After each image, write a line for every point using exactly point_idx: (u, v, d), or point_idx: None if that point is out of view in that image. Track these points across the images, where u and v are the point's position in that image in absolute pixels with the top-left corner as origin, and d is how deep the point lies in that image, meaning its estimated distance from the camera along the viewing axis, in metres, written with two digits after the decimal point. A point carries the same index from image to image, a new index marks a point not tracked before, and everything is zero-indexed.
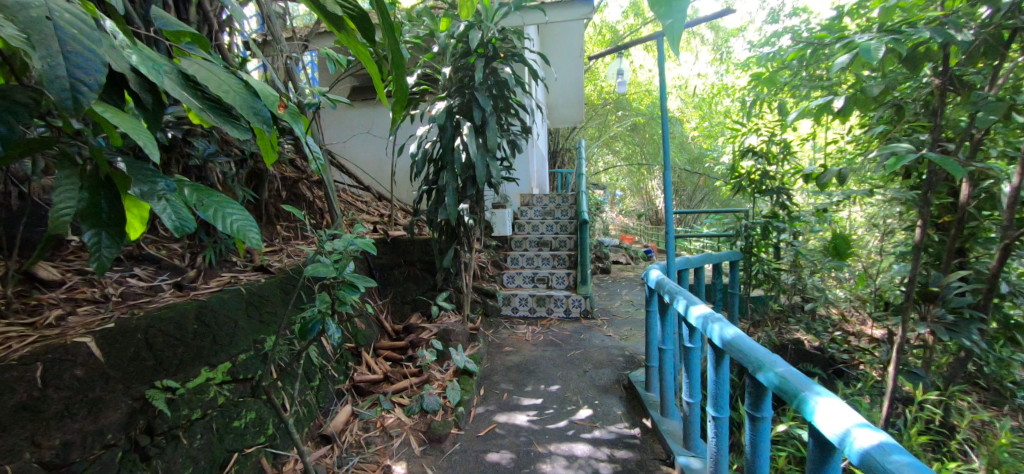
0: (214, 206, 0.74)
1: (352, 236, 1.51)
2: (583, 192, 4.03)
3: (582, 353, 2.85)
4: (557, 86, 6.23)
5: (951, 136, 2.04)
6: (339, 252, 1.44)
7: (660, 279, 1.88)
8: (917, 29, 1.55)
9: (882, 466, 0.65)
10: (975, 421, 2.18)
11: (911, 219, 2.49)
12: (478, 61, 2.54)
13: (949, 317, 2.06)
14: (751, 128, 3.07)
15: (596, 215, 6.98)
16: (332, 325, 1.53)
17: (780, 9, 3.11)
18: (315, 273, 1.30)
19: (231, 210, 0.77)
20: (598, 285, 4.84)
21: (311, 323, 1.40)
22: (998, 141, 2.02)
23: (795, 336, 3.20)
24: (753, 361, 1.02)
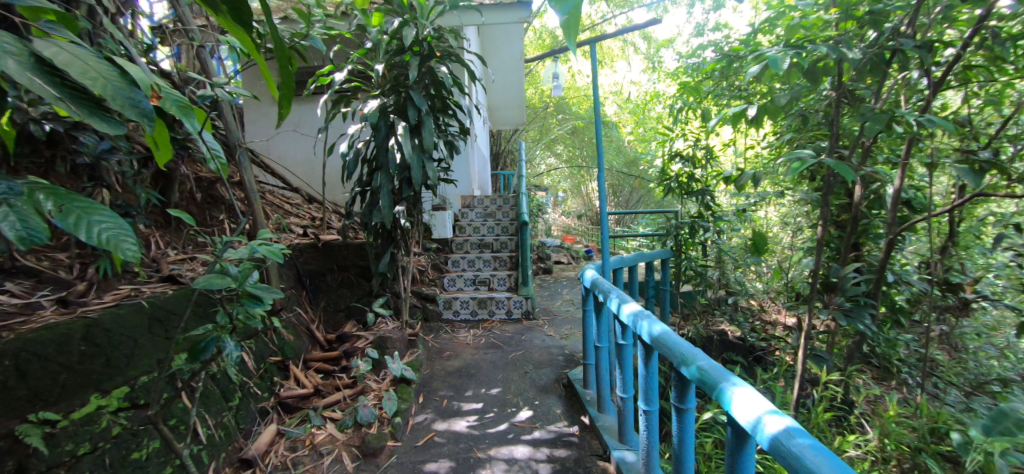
0: (75, 213, 0.67)
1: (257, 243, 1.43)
2: (523, 193, 4.05)
3: (523, 354, 2.86)
4: (497, 89, 6.25)
5: (847, 144, 2.28)
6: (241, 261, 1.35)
7: (595, 278, 1.91)
8: (815, 46, 1.70)
9: (788, 450, 0.70)
10: (871, 396, 2.44)
11: (816, 218, 2.75)
12: (412, 59, 2.48)
13: (847, 304, 2.28)
14: (679, 134, 3.25)
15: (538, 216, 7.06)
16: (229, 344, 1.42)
17: (706, 23, 3.31)
18: (208, 286, 1.18)
19: (98, 218, 0.68)
20: (540, 285, 4.90)
21: (205, 342, 1.28)
22: (884, 149, 2.29)
23: (720, 327, 3.42)
24: (678, 356, 1.07)
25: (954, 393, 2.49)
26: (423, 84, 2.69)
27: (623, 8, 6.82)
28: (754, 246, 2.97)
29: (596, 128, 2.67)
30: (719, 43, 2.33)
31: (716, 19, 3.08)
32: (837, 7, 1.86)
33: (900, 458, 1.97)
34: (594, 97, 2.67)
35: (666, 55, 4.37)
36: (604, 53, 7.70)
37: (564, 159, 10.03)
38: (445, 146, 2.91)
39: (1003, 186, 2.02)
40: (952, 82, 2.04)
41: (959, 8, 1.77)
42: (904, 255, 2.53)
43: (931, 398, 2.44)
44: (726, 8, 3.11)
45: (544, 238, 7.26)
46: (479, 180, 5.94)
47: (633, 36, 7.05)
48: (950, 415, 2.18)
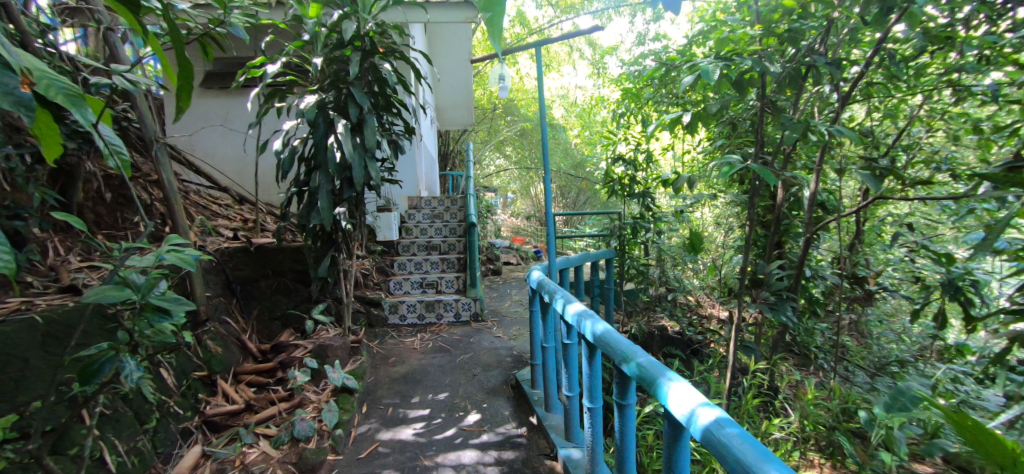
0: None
1: (165, 249, 1.33)
2: (471, 193, 4.02)
3: (471, 357, 2.84)
4: (443, 88, 6.19)
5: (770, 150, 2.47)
6: (147, 269, 1.27)
7: (541, 279, 1.92)
8: (742, 59, 1.82)
9: (719, 439, 0.73)
10: (793, 381, 2.65)
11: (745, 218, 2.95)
12: (353, 54, 2.38)
13: (772, 298, 2.45)
14: (622, 138, 3.37)
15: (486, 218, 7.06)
16: (131, 362, 1.32)
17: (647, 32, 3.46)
18: (101, 300, 1.11)
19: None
20: (489, 286, 4.89)
21: (99, 361, 1.19)
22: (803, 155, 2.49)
23: (661, 322, 3.57)
24: (619, 353, 1.09)
25: (862, 374, 2.76)
26: (366, 80, 2.60)
27: (569, 14, 6.96)
28: (692, 245, 3.13)
29: (542, 130, 2.69)
30: (658, 53, 2.44)
31: (656, 29, 3.22)
32: (761, 24, 1.99)
33: (817, 437, 2.16)
34: (539, 100, 2.70)
35: (610, 61, 4.51)
36: (551, 57, 7.81)
37: (512, 161, 10.10)
38: (389, 145, 2.82)
39: (899, 189, 2.26)
40: (857, 96, 2.26)
41: (862, 30, 1.96)
42: (820, 252, 2.77)
43: (843, 380, 2.69)
44: (664, 19, 3.26)
45: (494, 240, 7.28)
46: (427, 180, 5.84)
47: (578, 42, 7.22)
48: (858, 395, 2.41)
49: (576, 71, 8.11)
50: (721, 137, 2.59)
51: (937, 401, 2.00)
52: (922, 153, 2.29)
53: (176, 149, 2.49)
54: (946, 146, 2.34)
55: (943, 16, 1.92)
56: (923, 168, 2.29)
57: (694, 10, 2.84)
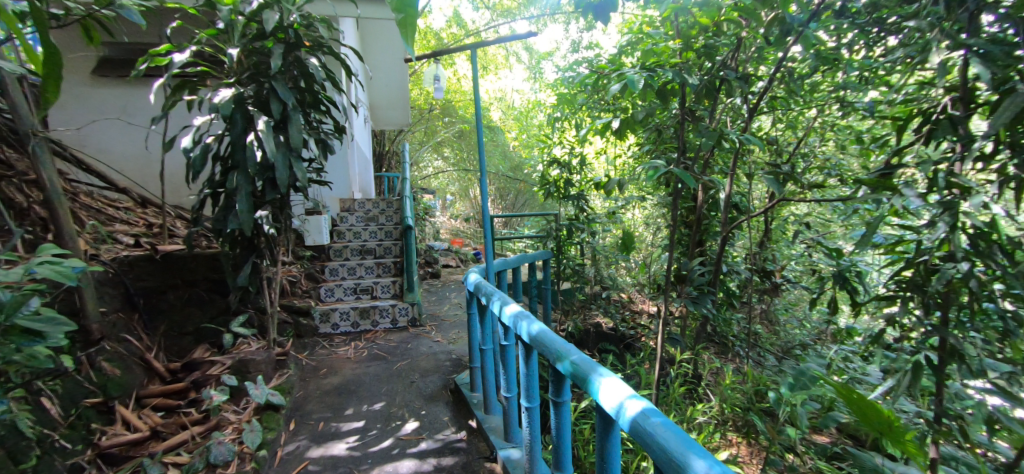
0: None
1: (39, 261, 1.17)
2: (408, 195, 3.91)
3: (409, 363, 2.76)
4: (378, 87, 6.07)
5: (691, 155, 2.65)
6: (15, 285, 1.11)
7: (478, 281, 1.91)
8: (663, 70, 1.94)
9: (645, 430, 0.76)
10: (714, 369, 2.86)
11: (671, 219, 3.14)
12: (275, 46, 2.23)
13: (695, 293, 2.63)
14: (557, 141, 3.44)
15: (425, 220, 6.95)
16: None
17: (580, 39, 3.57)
18: None
19: None
20: (428, 290, 4.81)
21: None
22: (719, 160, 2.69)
23: (596, 320, 3.70)
24: (554, 352, 1.11)
25: (772, 359, 3.04)
26: (290, 75, 2.45)
27: (505, 18, 7.03)
28: (624, 244, 3.27)
29: (477, 132, 2.66)
30: (589, 61, 2.52)
31: (588, 38, 3.33)
32: (681, 38, 2.12)
33: (735, 418, 2.35)
34: (476, 102, 2.70)
35: (545, 66, 4.61)
36: (490, 60, 7.95)
37: (449, 163, 10.02)
38: (316, 144, 2.67)
39: (800, 192, 2.52)
40: (764, 107, 2.49)
41: (767, 48, 2.16)
42: (737, 248, 3.01)
43: (757, 365, 2.95)
44: (597, 29, 3.39)
45: (432, 242, 7.20)
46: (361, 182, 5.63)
47: (515, 47, 7.31)
48: (769, 378, 2.66)
49: (512, 75, 8.19)
50: (647, 142, 2.73)
51: (832, 379, 2.26)
52: (816, 161, 2.59)
53: (60, 144, 2.20)
54: (836, 154, 2.64)
55: (833, 40, 2.16)
56: (818, 173, 2.57)
57: (622, 20, 2.98)
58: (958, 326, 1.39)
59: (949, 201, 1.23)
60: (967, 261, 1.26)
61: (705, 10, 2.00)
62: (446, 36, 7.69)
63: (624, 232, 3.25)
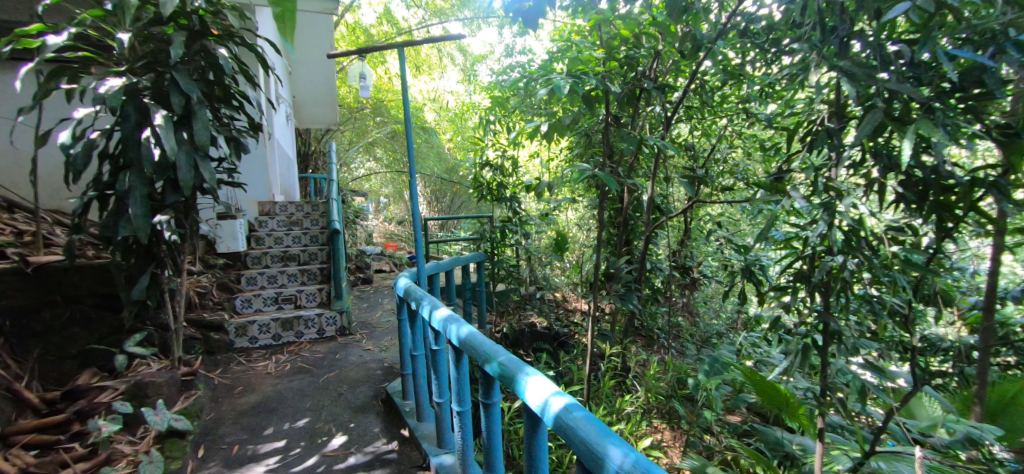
0: None
1: None
2: (335, 199, 3.69)
3: (336, 375, 2.63)
4: (302, 82, 5.80)
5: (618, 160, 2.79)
6: None
7: (408, 285, 1.86)
8: (587, 77, 2.00)
9: (568, 425, 0.78)
10: (641, 361, 3.02)
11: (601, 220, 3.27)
12: (177, 33, 2.03)
13: (622, 290, 2.76)
14: (489, 143, 3.43)
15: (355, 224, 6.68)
16: None
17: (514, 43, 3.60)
18: None
19: None
20: (359, 296, 4.62)
21: None
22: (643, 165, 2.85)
23: (530, 319, 3.77)
24: (482, 354, 1.11)
25: (692, 348, 3.28)
26: (195, 65, 2.24)
27: (437, 18, 6.92)
28: (557, 245, 3.36)
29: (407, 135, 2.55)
30: (521, 65, 2.55)
31: (521, 43, 3.37)
32: (605, 48, 2.22)
33: (659, 406, 2.51)
34: (403, 101, 2.58)
35: (480, 68, 4.55)
36: (422, 60, 7.63)
37: (379, 164, 9.69)
38: (227, 142, 2.46)
39: (715, 194, 2.74)
40: (681, 117, 2.68)
41: (682, 62, 2.34)
42: (660, 247, 3.19)
43: (679, 355, 3.16)
44: (529, 34, 3.44)
45: (362, 246, 6.92)
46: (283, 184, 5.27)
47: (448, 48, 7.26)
48: (689, 366, 2.86)
49: (446, 75, 8.12)
50: (577, 146, 2.82)
51: (742, 364, 2.47)
52: (726, 166, 2.89)
53: None
54: (745, 160, 2.89)
55: (739, 57, 2.37)
56: (729, 177, 2.81)
57: (554, 27, 3.03)
58: (840, 312, 1.59)
59: (826, 202, 1.41)
60: (844, 254, 1.44)
61: (625, 23, 2.12)
62: (377, 33, 7.23)
63: (557, 234, 3.35)
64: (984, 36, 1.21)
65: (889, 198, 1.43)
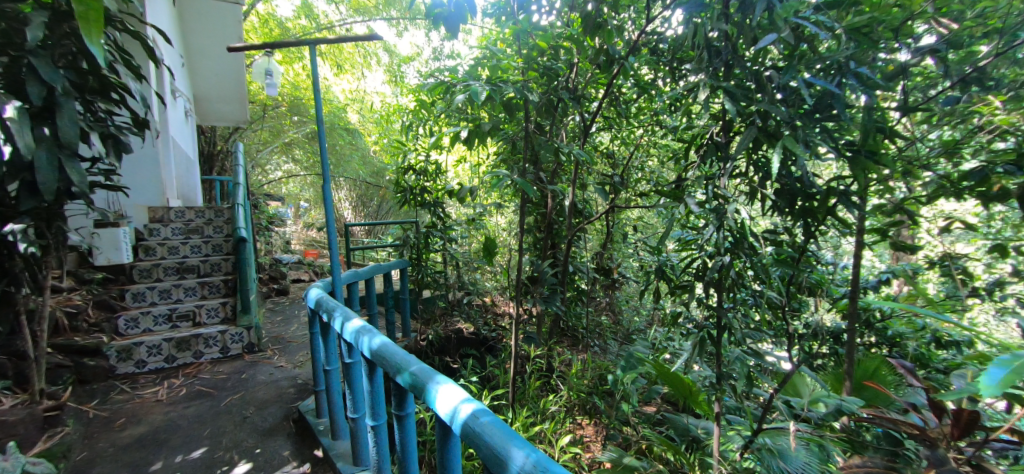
0: None
1: None
2: (242, 204, 3.31)
3: (241, 397, 2.40)
4: (203, 71, 5.36)
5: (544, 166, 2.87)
6: None
7: (319, 296, 1.75)
8: (505, 85, 2.03)
9: (476, 431, 0.78)
10: (565, 360, 3.12)
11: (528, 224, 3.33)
12: (36, 13, 1.76)
13: (545, 292, 2.85)
14: (413, 147, 3.35)
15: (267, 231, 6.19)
16: None
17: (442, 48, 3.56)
18: None
19: None
20: (270, 308, 4.27)
21: None
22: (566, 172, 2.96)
23: (457, 325, 3.74)
24: (394, 365, 1.08)
25: (613, 345, 3.45)
26: (63, 50, 1.95)
27: (360, 16, 6.63)
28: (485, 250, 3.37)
29: (317, 120, 2.20)
30: (447, 69, 2.53)
31: (449, 47, 3.34)
32: (523, 58, 2.27)
33: (581, 402, 2.60)
34: (315, 101, 2.27)
35: (407, 69, 4.44)
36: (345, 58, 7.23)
37: (296, 166, 9.11)
38: (105, 141, 2.16)
39: (633, 199, 2.92)
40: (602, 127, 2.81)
41: (600, 75, 2.46)
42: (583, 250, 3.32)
43: (600, 353, 3.31)
44: (457, 39, 3.42)
45: (276, 254, 6.44)
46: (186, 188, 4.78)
47: (373, 47, 6.83)
48: (609, 363, 3.00)
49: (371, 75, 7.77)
50: (503, 152, 2.86)
51: (657, 357, 2.65)
52: (641, 174, 3.09)
53: None
54: (659, 167, 3.10)
55: (651, 73, 2.55)
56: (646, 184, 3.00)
57: (481, 33, 3.04)
58: (733, 306, 1.76)
59: (717, 207, 1.56)
60: (732, 254, 1.60)
61: (542, 35, 2.20)
62: (293, 27, 6.81)
63: (485, 238, 3.36)
64: (832, 67, 1.43)
65: (769, 202, 1.62)
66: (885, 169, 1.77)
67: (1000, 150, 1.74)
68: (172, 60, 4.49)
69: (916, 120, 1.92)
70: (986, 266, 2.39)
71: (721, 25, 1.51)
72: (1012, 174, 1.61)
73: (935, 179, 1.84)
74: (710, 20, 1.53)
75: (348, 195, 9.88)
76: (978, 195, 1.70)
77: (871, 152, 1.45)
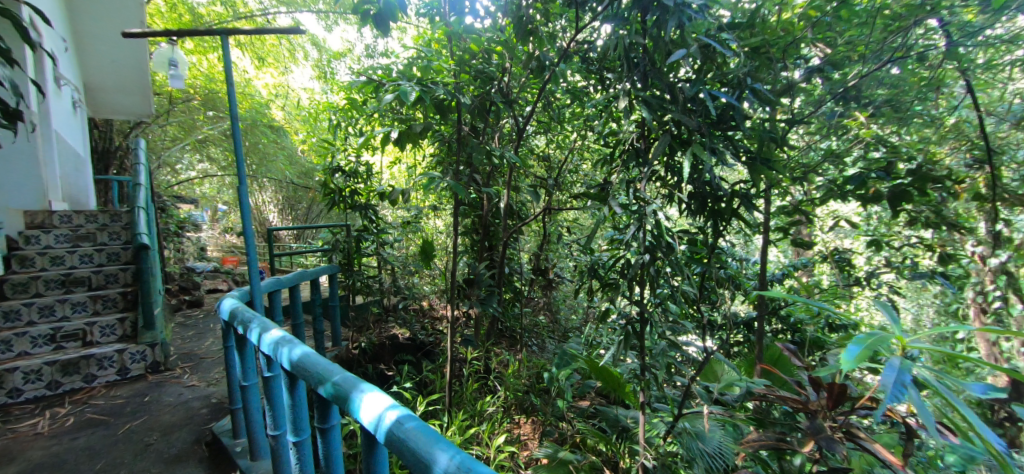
0: None
1: None
2: (143, 207, 2.97)
3: (144, 422, 2.17)
4: (94, 58, 4.77)
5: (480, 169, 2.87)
6: None
7: (234, 307, 1.63)
8: (435, 87, 2.01)
9: (401, 437, 0.77)
10: (502, 361, 3.14)
11: (465, 226, 3.31)
12: None
13: (482, 294, 2.85)
14: (343, 147, 3.22)
15: (177, 237, 5.64)
16: None
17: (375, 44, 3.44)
18: None
19: None
20: (181, 322, 3.90)
21: None
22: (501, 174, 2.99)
23: (392, 331, 3.63)
24: (316, 376, 1.03)
25: (550, 344, 3.53)
26: None
27: (284, 6, 6.19)
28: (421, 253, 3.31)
29: (232, 117, 2.02)
30: (379, 68, 2.45)
31: (383, 44, 3.24)
32: (455, 60, 2.27)
33: (517, 401, 2.64)
34: (231, 96, 2.09)
35: (337, 65, 4.24)
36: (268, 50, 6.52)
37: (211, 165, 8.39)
38: None
39: (567, 203, 3.01)
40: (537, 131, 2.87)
41: (533, 81, 2.51)
42: (520, 252, 3.37)
43: (538, 353, 3.37)
44: (391, 36, 3.33)
45: (188, 263, 5.89)
46: (73, 190, 4.23)
47: (299, 40, 6.49)
48: (546, 361, 3.06)
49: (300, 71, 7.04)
50: (440, 155, 2.83)
51: (590, 354, 2.75)
52: (575, 177, 3.20)
53: None
54: (593, 171, 3.22)
55: (582, 80, 2.63)
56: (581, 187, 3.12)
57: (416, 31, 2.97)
58: (657, 303, 1.87)
59: (638, 210, 1.66)
60: (654, 254, 1.71)
61: (475, 39, 2.21)
62: (206, 14, 6.23)
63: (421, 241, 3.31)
64: (733, 81, 1.58)
65: (685, 205, 1.75)
66: (784, 174, 1.98)
67: (874, 158, 2.01)
68: (54, 44, 3.96)
69: (809, 131, 2.17)
70: (868, 259, 2.74)
71: (640, 39, 1.60)
72: (883, 178, 1.87)
73: (824, 183, 2.08)
74: (629, 33, 1.62)
75: (272, 197, 9.28)
76: (858, 197, 1.95)
77: (767, 160, 1.60)
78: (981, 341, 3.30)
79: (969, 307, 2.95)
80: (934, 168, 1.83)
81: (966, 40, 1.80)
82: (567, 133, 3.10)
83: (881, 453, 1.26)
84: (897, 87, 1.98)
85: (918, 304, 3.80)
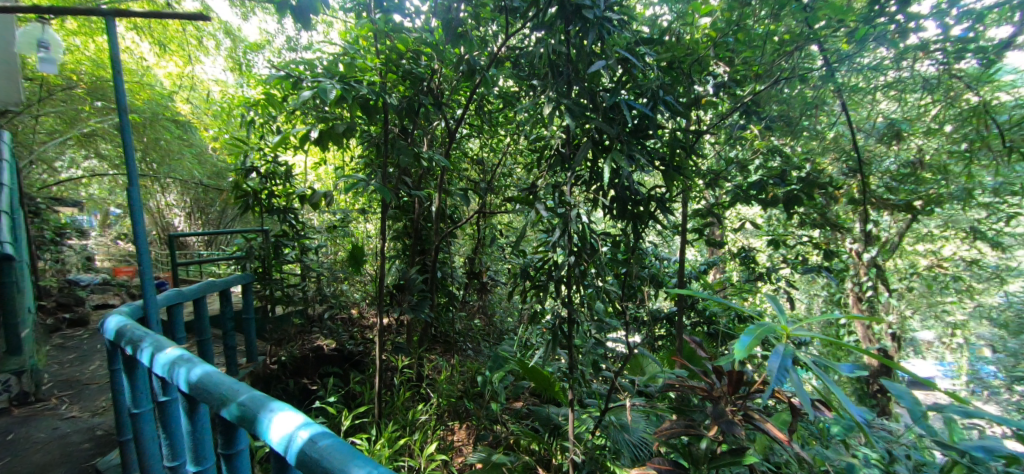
0: None
1: None
2: (9, 212, 2.57)
3: (9, 463, 1.87)
4: None
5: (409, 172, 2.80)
6: None
7: (121, 325, 1.45)
8: (360, 86, 1.93)
9: (314, 456, 0.73)
10: (434, 368, 3.08)
11: (394, 230, 3.21)
12: None
13: (412, 300, 2.78)
14: (258, 146, 2.99)
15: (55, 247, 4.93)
16: None
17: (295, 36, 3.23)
18: None
19: None
20: (61, 344, 3.41)
21: None
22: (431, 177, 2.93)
23: (316, 342, 3.43)
24: (219, 397, 0.94)
25: (484, 347, 3.52)
26: None
27: None
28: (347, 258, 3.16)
29: (120, 108, 1.77)
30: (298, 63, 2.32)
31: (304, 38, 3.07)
32: (380, 59, 2.19)
33: (450, 407, 2.61)
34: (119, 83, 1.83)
35: (254, 57, 3.94)
36: (171, 37, 5.73)
37: (101, 163, 7.43)
38: None
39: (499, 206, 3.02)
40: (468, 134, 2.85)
41: (463, 83, 2.49)
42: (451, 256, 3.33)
43: (471, 357, 3.35)
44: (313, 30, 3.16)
45: (72, 275, 5.17)
46: None
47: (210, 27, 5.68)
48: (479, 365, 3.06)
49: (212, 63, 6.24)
50: (366, 156, 2.73)
51: (523, 355, 2.78)
52: (506, 180, 3.22)
53: None
54: (524, 175, 3.26)
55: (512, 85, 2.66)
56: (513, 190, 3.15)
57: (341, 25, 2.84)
58: (584, 304, 1.93)
59: (565, 215, 1.71)
60: (579, 258, 1.76)
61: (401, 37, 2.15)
62: None
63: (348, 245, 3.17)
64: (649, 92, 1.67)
65: (608, 210, 1.83)
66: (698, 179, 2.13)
67: (771, 166, 2.24)
68: None
69: (718, 140, 2.36)
70: (770, 256, 3.04)
71: (564, 48, 1.65)
72: (779, 185, 2.08)
73: (732, 188, 2.28)
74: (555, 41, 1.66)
75: (177, 200, 8.42)
76: (760, 201, 2.16)
77: (680, 167, 1.72)
78: (859, 326, 3.79)
79: (849, 296, 3.38)
80: (819, 176, 2.08)
81: (840, 65, 2.04)
82: (500, 136, 3.11)
83: (772, 432, 1.41)
84: (787, 104, 2.21)
85: (810, 295, 4.29)
